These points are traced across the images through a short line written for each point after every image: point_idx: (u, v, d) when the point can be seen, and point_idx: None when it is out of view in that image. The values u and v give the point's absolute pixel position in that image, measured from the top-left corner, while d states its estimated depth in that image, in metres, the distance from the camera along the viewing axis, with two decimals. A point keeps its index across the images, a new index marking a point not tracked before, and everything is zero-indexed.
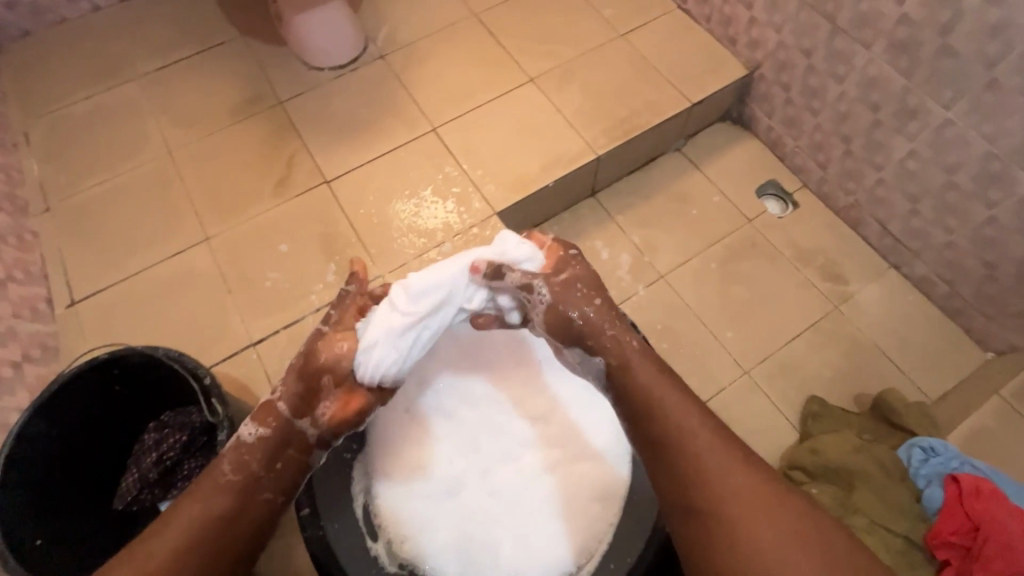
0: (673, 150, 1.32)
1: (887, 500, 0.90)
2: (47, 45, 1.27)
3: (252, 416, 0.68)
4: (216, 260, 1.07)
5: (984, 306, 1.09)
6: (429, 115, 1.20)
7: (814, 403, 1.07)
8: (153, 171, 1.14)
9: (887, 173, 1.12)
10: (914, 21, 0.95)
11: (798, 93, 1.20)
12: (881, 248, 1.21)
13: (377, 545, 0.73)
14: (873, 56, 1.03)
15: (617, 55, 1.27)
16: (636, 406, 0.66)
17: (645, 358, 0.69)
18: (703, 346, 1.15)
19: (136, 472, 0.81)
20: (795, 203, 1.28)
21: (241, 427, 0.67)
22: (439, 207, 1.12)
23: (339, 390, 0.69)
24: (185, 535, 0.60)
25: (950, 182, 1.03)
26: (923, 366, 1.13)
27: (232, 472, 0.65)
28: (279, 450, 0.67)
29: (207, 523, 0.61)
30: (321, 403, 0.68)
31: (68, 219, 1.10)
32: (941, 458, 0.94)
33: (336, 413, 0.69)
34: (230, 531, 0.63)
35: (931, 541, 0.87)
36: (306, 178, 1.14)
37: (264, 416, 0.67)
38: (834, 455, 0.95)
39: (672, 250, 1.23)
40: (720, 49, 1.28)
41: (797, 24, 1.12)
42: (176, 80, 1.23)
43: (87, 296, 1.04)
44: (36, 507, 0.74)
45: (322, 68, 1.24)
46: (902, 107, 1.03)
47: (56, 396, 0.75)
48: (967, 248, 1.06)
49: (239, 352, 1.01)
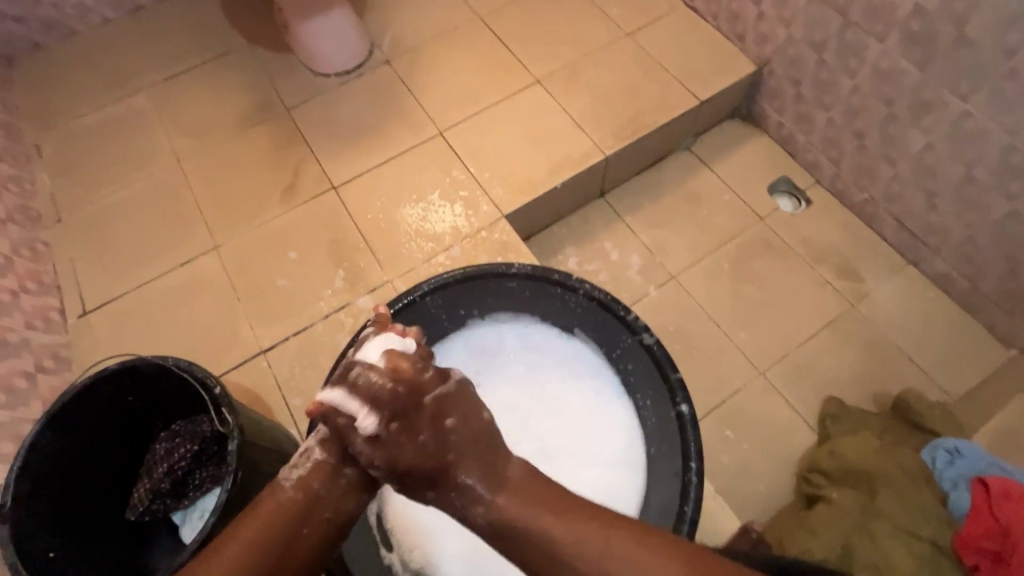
0: (682, 149, 1.30)
1: (912, 504, 0.88)
2: (57, 58, 1.28)
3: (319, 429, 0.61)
4: (226, 268, 1.07)
5: (1007, 303, 1.06)
6: (435, 119, 1.20)
7: (832, 404, 1.05)
8: (162, 181, 1.15)
9: (902, 168, 1.10)
10: (929, 13, 0.92)
11: (808, 88, 1.18)
12: (898, 245, 1.19)
13: (391, 555, 0.72)
14: (886, 49, 1.01)
15: (624, 54, 1.26)
16: None
17: None
18: (716, 347, 1.13)
19: (148, 483, 0.81)
20: (809, 200, 1.25)
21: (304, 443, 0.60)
22: (448, 211, 1.12)
23: (411, 424, 0.55)
24: (254, 539, 0.53)
25: (968, 175, 1.00)
26: (944, 365, 1.10)
27: (299, 478, 0.58)
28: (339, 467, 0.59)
29: (271, 526, 0.54)
30: (392, 437, 0.55)
31: (79, 230, 1.11)
32: (967, 460, 0.91)
33: (406, 449, 0.54)
34: (297, 543, 0.55)
35: (960, 547, 0.84)
36: (314, 185, 1.14)
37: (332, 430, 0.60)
38: (855, 458, 0.93)
39: (683, 250, 1.21)
40: (728, 47, 1.26)
41: (807, 17, 1.10)
42: (185, 89, 1.24)
43: (99, 306, 1.04)
44: (49, 519, 0.73)
45: (328, 74, 1.24)
46: (917, 100, 1.01)
47: (68, 407, 0.74)
48: (988, 242, 1.03)
49: (250, 359, 1.00)
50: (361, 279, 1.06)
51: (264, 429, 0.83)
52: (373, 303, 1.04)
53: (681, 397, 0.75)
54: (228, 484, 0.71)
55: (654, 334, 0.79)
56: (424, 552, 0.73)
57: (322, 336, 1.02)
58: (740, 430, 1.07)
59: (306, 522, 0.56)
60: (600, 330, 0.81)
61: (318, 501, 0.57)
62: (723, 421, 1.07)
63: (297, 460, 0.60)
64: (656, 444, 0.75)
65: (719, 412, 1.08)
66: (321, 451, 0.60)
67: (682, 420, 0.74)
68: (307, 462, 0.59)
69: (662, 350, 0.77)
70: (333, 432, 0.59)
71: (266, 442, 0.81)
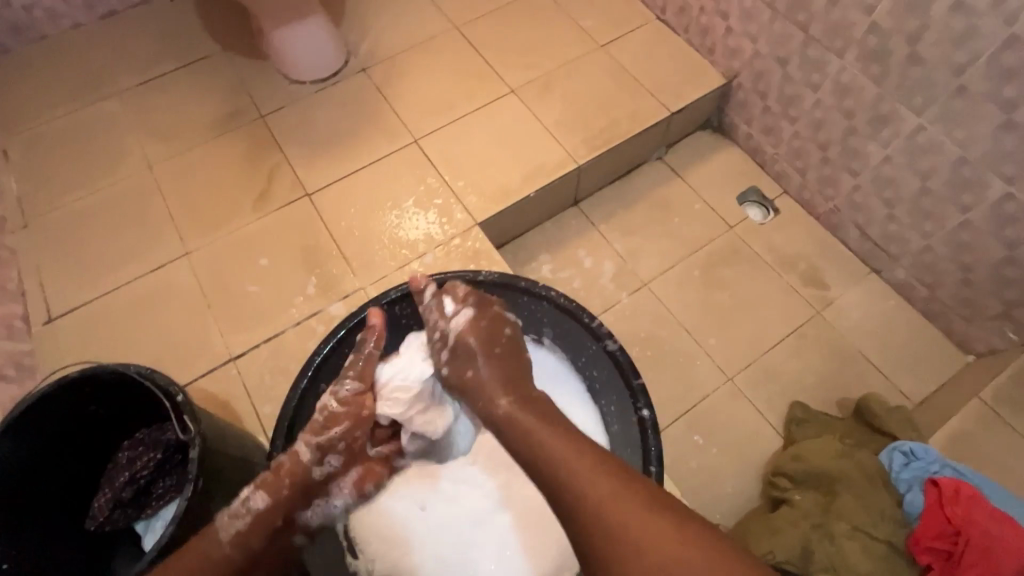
0: (655, 158, 1.33)
1: (870, 506, 0.90)
2: (27, 62, 1.26)
3: (259, 482, 0.67)
4: (197, 275, 1.06)
5: (962, 309, 1.10)
6: (411, 127, 1.21)
7: (797, 409, 1.07)
8: (133, 186, 1.14)
9: (864, 179, 1.13)
10: (884, 30, 0.96)
11: (774, 101, 1.21)
12: (861, 253, 1.22)
13: (357, 561, 0.76)
14: (845, 64, 1.04)
15: (597, 66, 1.28)
16: None
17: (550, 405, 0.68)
18: (686, 354, 1.15)
19: (108, 492, 0.80)
20: (776, 209, 1.29)
21: (241, 504, 0.66)
22: (422, 218, 1.13)
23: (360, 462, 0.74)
24: None
25: (924, 187, 1.04)
26: (904, 370, 1.13)
27: (240, 532, 0.64)
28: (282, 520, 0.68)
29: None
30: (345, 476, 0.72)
31: (45, 236, 1.09)
32: (922, 461, 0.93)
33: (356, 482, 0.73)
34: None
35: (914, 547, 0.87)
36: (288, 192, 1.14)
37: (277, 487, 0.67)
38: (819, 462, 0.95)
39: (654, 258, 1.23)
40: (698, 59, 1.30)
41: (771, 33, 1.14)
42: (158, 94, 1.23)
43: (64, 312, 1.03)
44: (4, 529, 0.72)
45: (304, 81, 1.24)
46: (875, 114, 1.04)
47: (26, 415, 0.73)
48: (944, 251, 1.07)
49: (219, 367, 1.00)
50: (333, 286, 1.06)
51: (230, 436, 0.83)
52: (345, 309, 1.05)
53: (643, 402, 0.76)
54: (190, 492, 0.71)
55: (618, 342, 0.80)
56: (387, 562, 0.74)
57: (294, 343, 1.02)
58: (708, 434, 1.09)
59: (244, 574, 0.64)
60: (568, 337, 0.82)
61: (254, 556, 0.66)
62: (692, 426, 1.09)
63: (236, 510, 0.66)
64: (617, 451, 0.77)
65: (690, 415, 1.10)
66: (259, 502, 0.66)
67: (644, 425, 0.75)
68: (246, 514, 0.65)
69: (625, 358, 0.79)
70: (277, 487, 0.67)
71: (231, 450, 0.81)
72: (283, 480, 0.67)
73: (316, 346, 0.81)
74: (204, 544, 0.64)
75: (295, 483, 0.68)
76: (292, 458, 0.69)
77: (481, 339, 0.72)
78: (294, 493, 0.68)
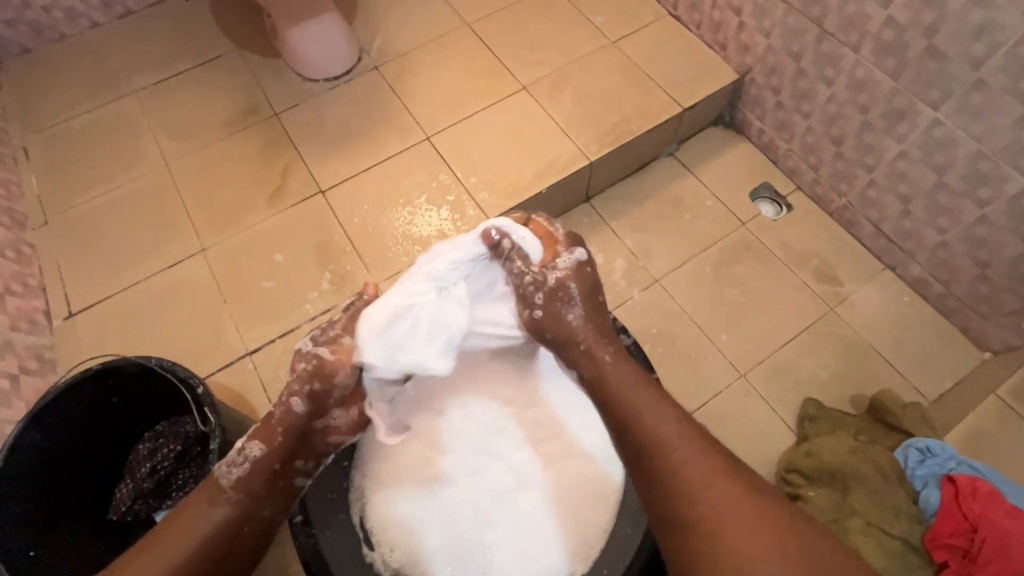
0: (666, 155, 1.33)
1: (885, 503, 0.90)
2: (47, 62, 1.28)
3: (253, 432, 0.68)
4: (213, 271, 1.08)
5: (979, 306, 1.09)
6: (423, 124, 1.22)
7: (810, 406, 1.07)
8: (150, 183, 1.16)
9: (878, 174, 1.12)
10: (900, 23, 0.95)
11: (788, 96, 1.20)
12: (875, 250, 1.22)
13: (374, 553, 0.73)
14: (860, 59, 1.04)
15: (609, 62, 1.28)
16: (618, 415, 0.66)
17: (624, 365, 0.69)
18: (699, 350, 1.15)
19: (130, 482, 0.81)
20: (789, 205, 1.28)
21: (236, 452, 0.67)
22: (434, 215, 1.13)
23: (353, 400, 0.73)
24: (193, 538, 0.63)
25: (940, 182, 1.03)
26: (918, 367, 1.12)
27: (238, 478, 0.66)
28: (282, 467, 0.69)
29: (212, 538, 0.63)
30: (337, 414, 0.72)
31: (65, 233, 1.11)
32: (938, 458, 0.92)
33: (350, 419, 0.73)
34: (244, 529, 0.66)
35: (929, 543, 0.86)
36: (302, 189, 1.15)
37: (269, 433, 0.68)
38: (831, 458, 0.94)
39: (666, 254, 1.23)
40: (711, 55, 1.29)
41: (785, 28, 1.13)
42: (173, 93, 1.25)
43: (84, 308, 1.04)
44: (29, 518, 0.74)
45: (317, 79, 1.25)
46: (891, 108, 1.04)
47: (51, 407, 0.75)
48: (960, 247, 1.06)
49: (234, 361, 1.01)
50: (347, 282, 1.07)
51: (247, 429, 0.84)
52: None
53: None
54: None
55: (632, 337, 0.81)
56: (404, 551, 0.74)
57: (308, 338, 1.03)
58: (721, 430, 1.08)
59: (248, 519, 0.66)
60: None
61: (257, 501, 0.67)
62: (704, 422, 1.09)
63: (234, 459, 0.67)
64: None
65: (702, 412, 1.10)
66: (256, 450, 0.68)
67: None
68: (245, 462, 0.67)
69: (639, 352, 0.79)
70: (268, 435, 0.68)
71: None
72: (278, 427, 0.69)
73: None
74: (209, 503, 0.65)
75: (286, 428, 0.69)
76: (284, 408, 0.69)
77: (583, 288, 0.71)
78: (288, 439, 0.69)
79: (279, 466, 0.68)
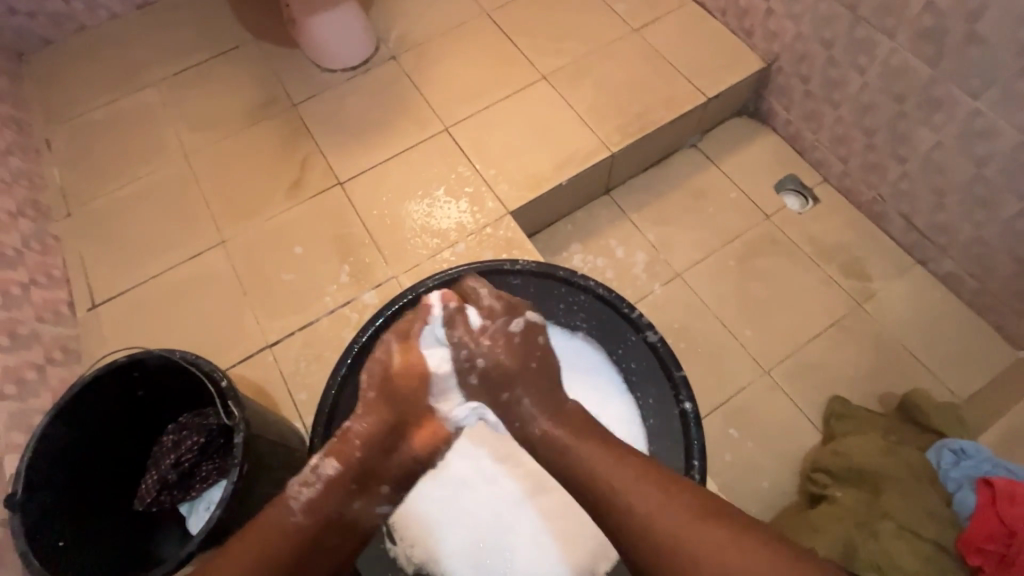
0: (689, 145, 1.30)
1: (919, 505, 0.87)
2: (68, 54, 1.29)
3: (327, 447, 0.64)
4: (233, 263, 1.08)
5: (1017, 304, 1.05)
6: (442, 115, 1.20)
7: (836, 404, 1.04)
8: (170, 175, 1.16)
9: (912, 167, 1.09)
10: (940, 8, 0.91)
11: (817, 85, 1.17)
12: (905, 244, 1.18)
13: (395, 548, 0.73)
14: (896, 46, 1.00)
15: (631, 50, 1.25)
16: None
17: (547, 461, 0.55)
18: (721, 346, 1.13)
19: (155, 474, 0.82)
20: (816, 198, 1.25)
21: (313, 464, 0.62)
22: (453, 207, 1.12)
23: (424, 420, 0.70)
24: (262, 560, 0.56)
25: (978, 175, 0.99)
26: (951, 366, 1.09)
27: (308, 498, 0.60)
28: (357, 480, 0.63)
29: (288, 546, 0.58)
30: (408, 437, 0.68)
31: (87, 225, 1.11)
32: (973, 461, 0.91)
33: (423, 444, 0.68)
34: (311, 556, 0.59)
35: (963, 548, 0.84)
36: (320, 181, 1.14)
37: (344, 445, 0.64)
38: (861, 458, 0.93)
39: (688, 247, 1.21)
40: (735, 43, 1.26)
41: (816, 14, 1.09)
42: (192, 83, 1.25)
43: (108, 299, 1.05)
44: (57, 509, 0.74)
45: (335, 70, 1.24)
46: (928, 98, 1.00)
47: (80, 398, 0.76)
48: (998, 242, 1.02)
49: (255, 353, 1.01)
50: (366, 274, 1.07)
51: (270, 421, 0.84)
52: (378, 298, 1.05)
53: (684, 395, 0.75)
54: (235, 476, 0.72)
55: (658, 333, 0.79)
56: (424, 548, 0.73)
57: (327, 330, 1.03)
58: (744, 427, 1.07)
59: (318, 540, 0.60)
60: (604, 328, 0.81)
61: (329, 519, 0.61)
62: (727, 419, 1.07)
63: (306, 478, 0.62)
64: (658, 442, 0.75)
65: (724, 409, 1.08)
66: (331, 466, 0.63)
67: (686, 417, 0.74)
68: (318, 479, 0.62)
69: (666, 349, 0.77)
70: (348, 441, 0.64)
71: (273, 436, 0.82)
72: (353, 440, 0.64)
73: (329, 378, 0.77)
74: (280, 516, 0.59)
75: (364, 440, 0.65)
76: (366, 420, 0.65)
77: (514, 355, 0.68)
78: (366, 450, 0.64)
79: (353, 480, 0.63)
